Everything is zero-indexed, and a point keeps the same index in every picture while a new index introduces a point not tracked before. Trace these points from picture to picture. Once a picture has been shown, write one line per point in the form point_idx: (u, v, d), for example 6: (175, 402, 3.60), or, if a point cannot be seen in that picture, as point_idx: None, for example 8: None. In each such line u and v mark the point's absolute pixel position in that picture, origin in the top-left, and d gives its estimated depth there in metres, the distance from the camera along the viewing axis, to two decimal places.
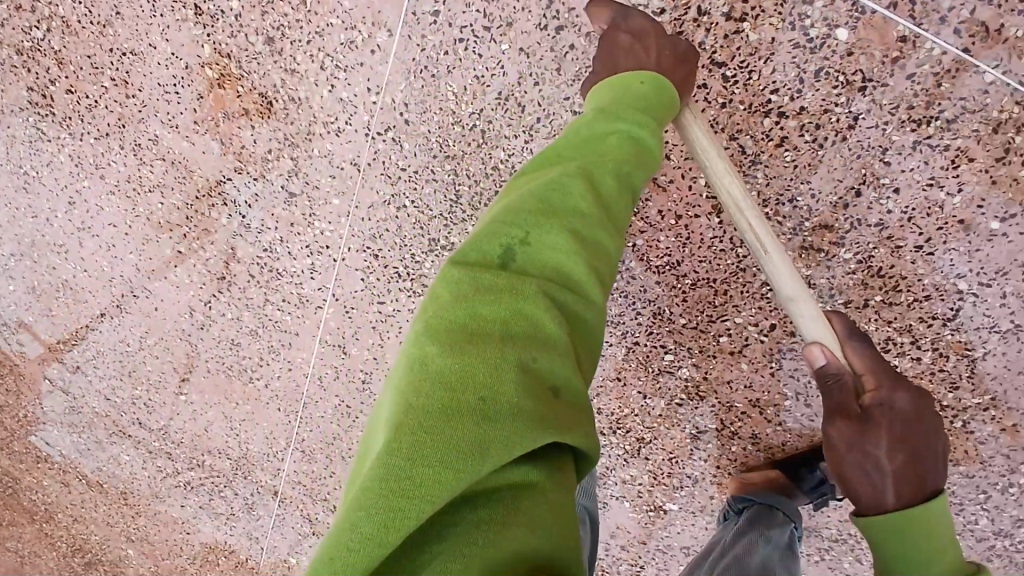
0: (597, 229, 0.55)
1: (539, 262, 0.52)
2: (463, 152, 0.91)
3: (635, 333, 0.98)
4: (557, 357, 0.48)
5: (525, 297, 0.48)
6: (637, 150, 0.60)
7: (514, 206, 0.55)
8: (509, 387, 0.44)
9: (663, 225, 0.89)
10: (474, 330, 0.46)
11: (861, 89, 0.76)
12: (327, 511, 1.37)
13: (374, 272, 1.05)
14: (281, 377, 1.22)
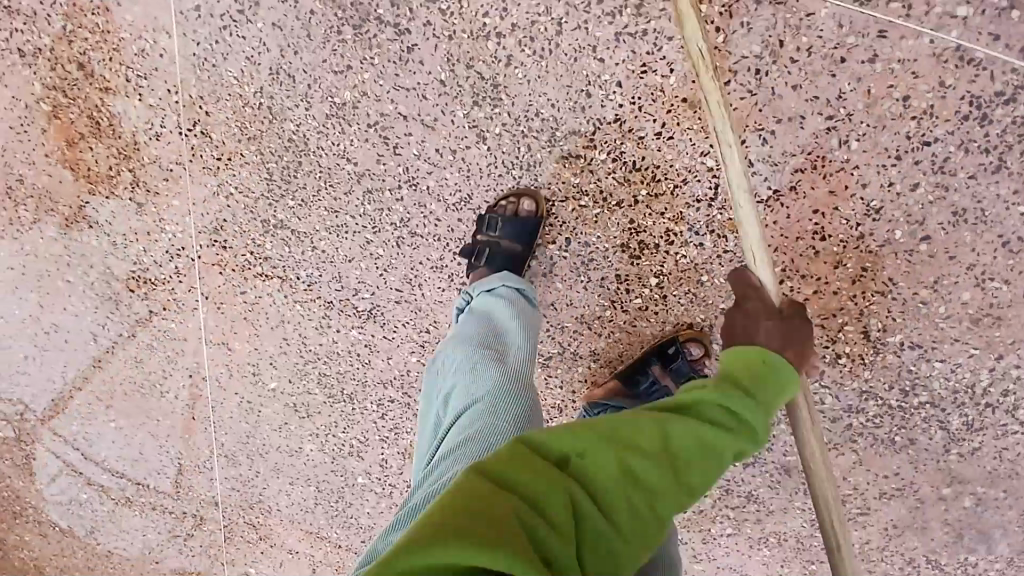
0: (727, 453, 0.52)
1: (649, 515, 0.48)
2: (259, 131, 0.99)
3: (459, 274, 1.02)
4: (707, 476, 0.51)
5: (597, 485, 0.47)
6: (762, 368, 0.61)
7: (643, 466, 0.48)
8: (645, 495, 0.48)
9: (443, 163, 0.95)
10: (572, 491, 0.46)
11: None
12: (266, 512, 1.42)
13: (227, 263, 1.12)
14: (186, 385, 1.29)
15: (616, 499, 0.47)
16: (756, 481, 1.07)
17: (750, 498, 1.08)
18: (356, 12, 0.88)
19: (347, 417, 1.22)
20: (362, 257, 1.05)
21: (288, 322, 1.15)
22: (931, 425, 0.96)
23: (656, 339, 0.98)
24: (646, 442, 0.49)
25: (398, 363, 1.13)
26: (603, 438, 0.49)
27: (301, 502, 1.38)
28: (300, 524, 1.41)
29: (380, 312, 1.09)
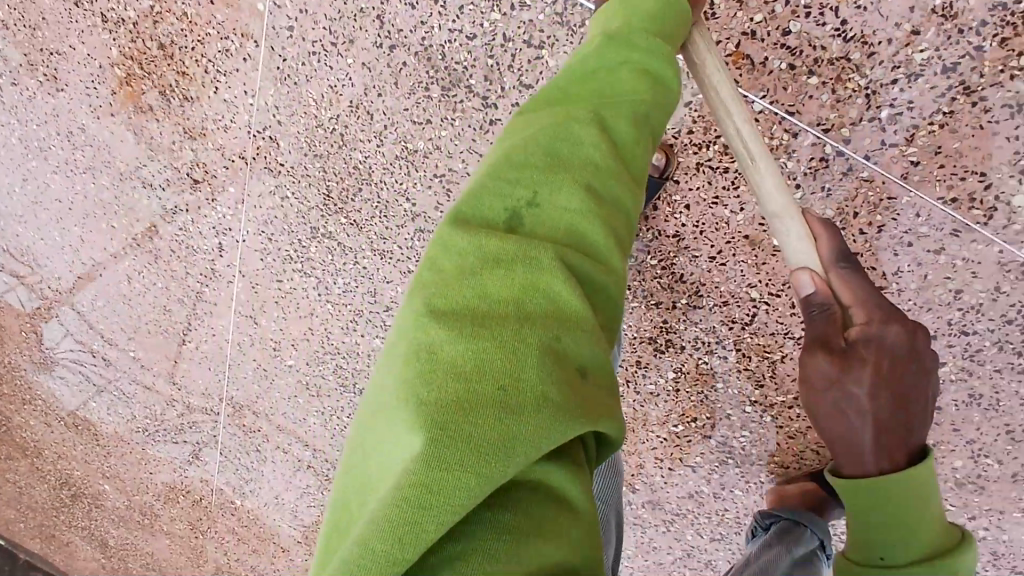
0: (632, 206, 0.54)
1: (551, 225, 0.50)
2: (326, 152, 1.02)
3: None
4: (564, 198, 0.51)
5: (601, 266, 0.50)
6: (650, 15, 0.60)
7: (495, 184, 0.52)
8: (572, 220, 0.50)
9: None
10: (481, 283, 0.45)
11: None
12: (258, 462, 1.51)
13: (271, 253, 1.17)
14: (209, 343, 1.35)
15: (593, 231, 0.50)
16: (718, 557, 1.14)
17: (709, 569, 1.16)
18: (445, 74, 0.90)
19: (354, 407, 1.29)
20: (399, 282, 1.09)
21: (317, 316, 1.20)
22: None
23: (660, 422, 1.05)
24: (604, 155, 0.53)
25: None
26: (517, 184, 0.51)
27: (294, 463, 1.46)
28: (289, 480, 1.50)
29: None
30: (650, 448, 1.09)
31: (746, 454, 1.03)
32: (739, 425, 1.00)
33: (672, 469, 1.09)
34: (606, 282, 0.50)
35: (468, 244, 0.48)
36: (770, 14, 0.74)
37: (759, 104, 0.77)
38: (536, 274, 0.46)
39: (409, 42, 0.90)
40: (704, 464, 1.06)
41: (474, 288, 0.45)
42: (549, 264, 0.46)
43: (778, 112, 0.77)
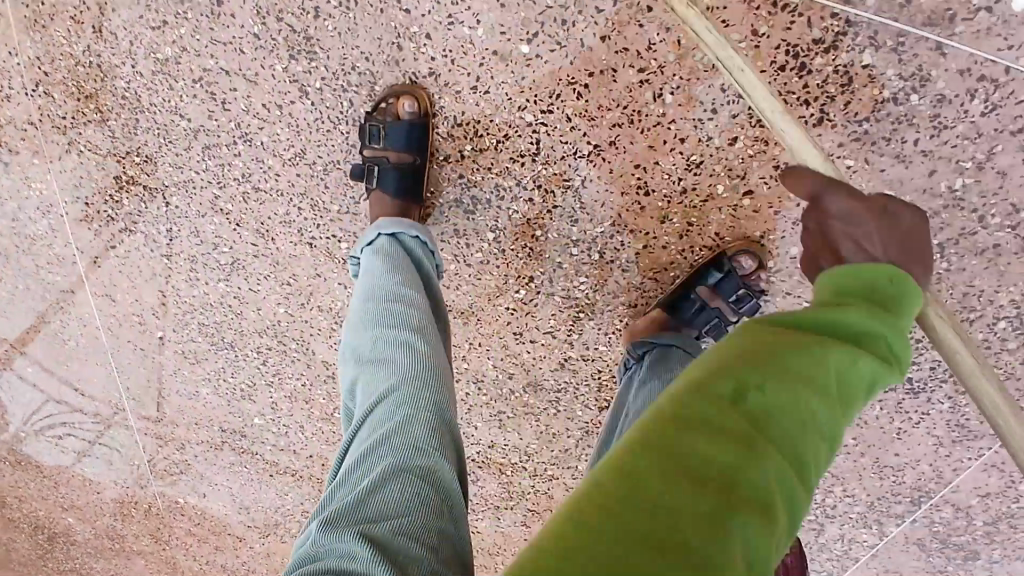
0: (834, 424, 0.41)
1: (778, 426, 0.38)
2: (94, 89, 0.97)
3: (307, 229, 1.01)
4: (788, 392, 0.39)
5: (797, 462, 0.38)
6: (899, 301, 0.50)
7: (705, 374, 0.41)
8: (771, 440, 0.37)
9: (271, 119, 0.92)
10: (679, 450, 0.36)
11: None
12: (180, 451, 1.48)
13: (93, 219, 1.13)
14: (85, 336, 1.32)
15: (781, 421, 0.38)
16: None
17: None
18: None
19: (233, 364, 1.25)
20: (212, 213, 1.04)
21: (160, 274, 1.16)
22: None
23: (502, 292, 0.99)
24: (826, 375, 0.40)
25: (268, 314, 1.15)
26: (805, 435, 0.39)
27: (210, 441, 1.43)
28: (214, 461, 1.47)
29: (242, 265, 1.09)
30: (505, 325, 1.03)
31: (595, 303, 0.97)
32: (576, 273, 0.94)
33: (535, 342, 1.03)
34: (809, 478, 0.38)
35: (711, 390, 0.39)
36: None
37: None
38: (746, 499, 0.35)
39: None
40: (560, 325, 1.00)
41: (681, 445, 0.36)
42: (765, 477, 0.36)
43: None
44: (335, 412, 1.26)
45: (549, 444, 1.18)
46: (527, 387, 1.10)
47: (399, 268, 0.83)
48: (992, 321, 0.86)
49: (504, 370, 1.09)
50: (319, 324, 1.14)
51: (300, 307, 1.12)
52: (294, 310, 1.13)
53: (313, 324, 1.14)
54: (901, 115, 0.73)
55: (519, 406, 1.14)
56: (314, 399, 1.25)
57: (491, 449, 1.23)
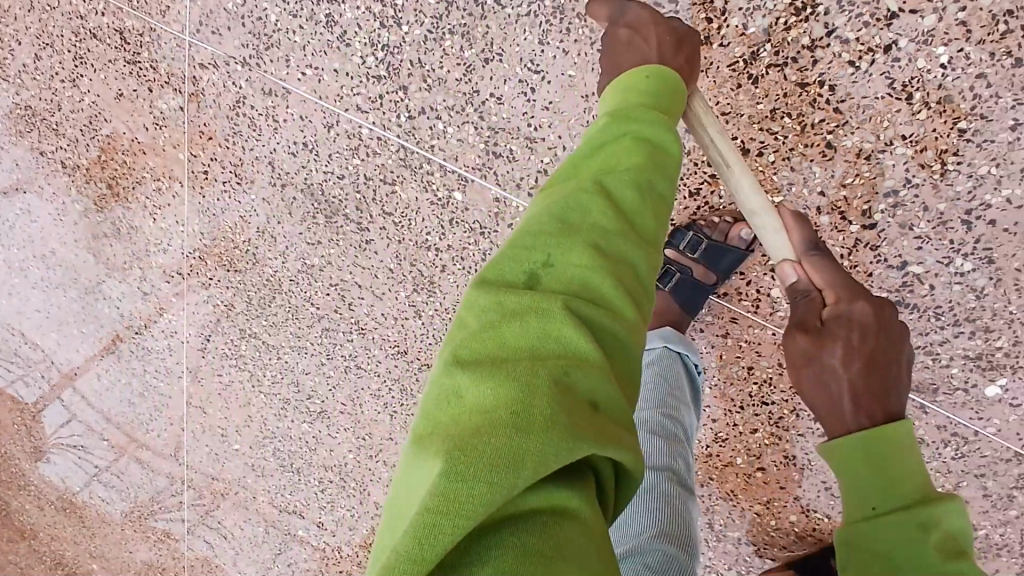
0: (572, 340, 0.43)
1: (536, 332, 0.43)
2: (245, 267, 1.21)
3: (392, 404, 1.23)
4: (530, 328, 0.44)
5: (507, 357, 0.42)
6: (656, 85, 0.63)
7: (550, 326, 0.44)
8: (558, 371, 0.41)
9: (388, 324, 1.15)
10: (502, 336, 0.43)
11: (483, 234, 1.00)
12: (220, 542, 1.65)
13: (209, 350, 1.36)
14: (173, 430, 1.55)
15: (551, 306, 0.44)
16: None
17: None
18: (326, 205, 1.08)
19: (297, 483, 1.46)
20: (316, 372, 1.27)
21: (252, 404, 1.39)
22: None
23: None
24: (603, 221, 0.51)
25: (337, 454, 1.36)
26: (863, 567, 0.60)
27: (252, 538, 1.60)
28: (249, 557, 1.63)
29: (327, 415, 1.31)
30: None
31: None
32: None
33: None
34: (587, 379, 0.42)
35: (549, 325, 0.44)
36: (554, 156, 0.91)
37: None
38: (557, 395, 0.40)
39: (296, 181, 1.09)
40: None
41: (516, 335, 0.43)
42: (535, 355, 0.42)
43: None
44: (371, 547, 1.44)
45: None
46: None
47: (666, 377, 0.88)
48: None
49: None
50: (378, 474, 1.34)
51: (366, 459, 1.33)
52: (361, 459, 1.34)
53: (372, 472, 1.34)
54: None
55: None
56: (358, 528, 1.44)
57: None
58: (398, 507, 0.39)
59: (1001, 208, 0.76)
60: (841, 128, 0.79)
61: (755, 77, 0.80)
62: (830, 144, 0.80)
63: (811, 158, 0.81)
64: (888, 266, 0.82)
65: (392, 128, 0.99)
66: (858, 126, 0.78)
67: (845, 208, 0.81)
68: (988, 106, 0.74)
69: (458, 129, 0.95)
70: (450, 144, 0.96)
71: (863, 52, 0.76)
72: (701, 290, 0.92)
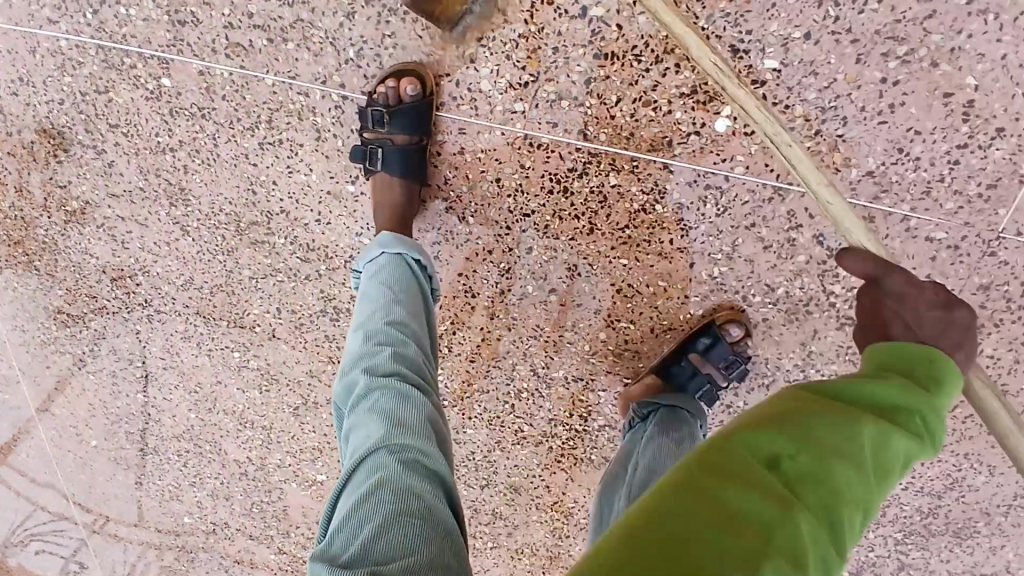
0: (809, 515, 0.40)
1: (738, 460, 0.43)
2: (17, 236, 1.15)
3: (205, 341, 1.16)
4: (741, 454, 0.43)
5: (766, 490, 0.41)
6: (923, 355, 0.58)
7: (761, 452, 0.44)
8: (783, 514, 0.40)
9: (166, 253, 1.09)
10: (717, 467, 0.43)
11: (204, 116, 0.95)
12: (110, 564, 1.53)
13: (28, 344, 1.28)
14: (30, 450, 1.44)
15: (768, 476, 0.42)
16: (494, 500, 1.22)
17: (495, 516, 1.24)
18: (59, 138, 1.03)
19: (161, 465, 1.38)
20: (127, 332, 1.20)
21: (85, 392, 1.32)
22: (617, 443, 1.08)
23: None
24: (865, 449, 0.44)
25: (182, 417, 1.29)
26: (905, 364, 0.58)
27: (140, 546, 1.50)
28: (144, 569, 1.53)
29: (155, 377, 1.25)
30: None
31: None
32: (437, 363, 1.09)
33: None
34: (829, 511, 0.42)
35: (743, 467, 0.43)
36: (231, 6, 0.87)
37: (269, 78, 0.89)
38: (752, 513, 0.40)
39: (23, 121, 1.03)
40: None
41: (759, 470, 0.42)
42: (761, 493, 0.41)
43: (283, 81, 0.89)
44: (252, 509, 1.38)
45: None
46: None
47: (402, 286, 0.83)
48: (787, 384, 0.97)
49: None
50: (225, 425, 1.27)
51: (209, 412, 1.26)
52: (204, 416, 1.27)
53: (222, 426, 1.28)
54: (653, 220, 0.88)
55: None
56: (233, 495, 1.38)
57: None
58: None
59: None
60: None
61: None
62: None
63: None
64: (571, 17, 0.78)
65: (85, 31, 0.94)
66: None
67: None
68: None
69: (139, 9, 0.91)
70: (139, 29, 0.92)
71: None
72: (408, 155, 0.86)
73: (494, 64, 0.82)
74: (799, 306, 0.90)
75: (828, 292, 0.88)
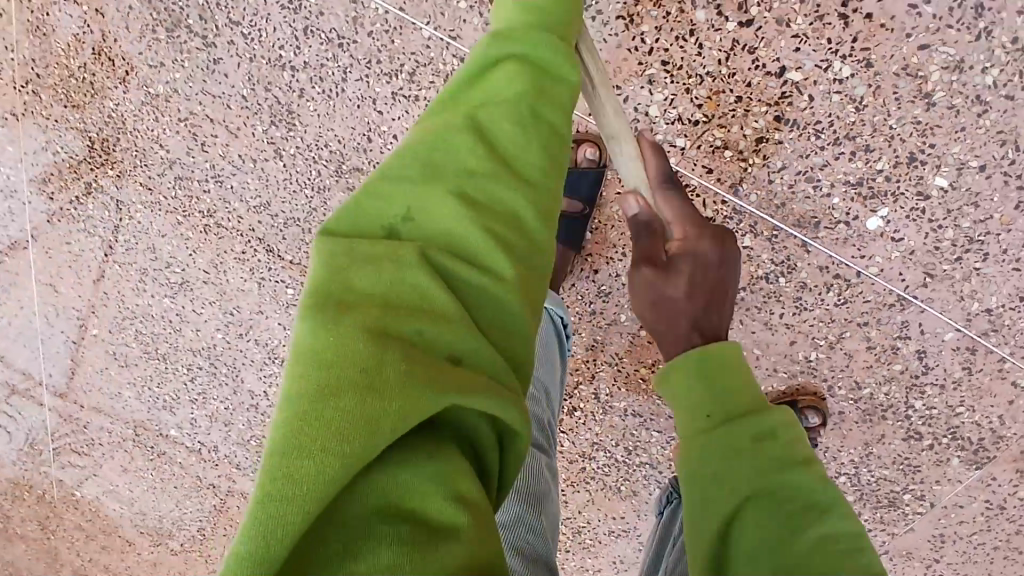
0: (407, 356, 0.42)
1: (350, 324, 0.42)
2: (84, 102, 1.06)
3: (259, 267, 1.10)
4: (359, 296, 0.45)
5: (374, 369, 0.40)
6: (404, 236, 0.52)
7: (309, 298, 0.44)
8: (384, 369, 0.40)
9: (248, 168, 1.02)
10: (351, 335, 0.41)
11: (339, 46, 0.89)
12: (72, 456, 1.45)
13: (56, 213, 1.18)
14: (13, 321, 1.31)
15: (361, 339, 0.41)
16: None
17: None
18: (167, 16, 0.95)
19: (160, 375, 1.28)
20: (171, 233, 1.13)
21: (104, 279, 1.21)
22: (651, 484, 1.06)
23: None
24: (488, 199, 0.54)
25: (204, 334, 1.20)
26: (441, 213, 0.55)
27: (109, 448, 1.41)
28: (107, 470, 1.45)
29: (189, 286, 1.16)
30: None
31: None
32: None
33: None
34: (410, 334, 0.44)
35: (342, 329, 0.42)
36: None
37: (427, 31, 0.85)
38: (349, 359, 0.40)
39: None
40: None
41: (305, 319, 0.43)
42: (358, 353, 0.41)
43: (443, 38, 0.85)
44: (252, 441, 1.29)
45: None
46: None
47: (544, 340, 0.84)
48: (834, 473, 0.98)
49: None
50: (252, 354, 1.19)
51: (238, 336, 1.18)
52: (233, 337, 1.18)
53: (248, 353, 1.19)
54: (770, 291, 0.86)
55: None
56: (234, 422, 1.28)
57: None
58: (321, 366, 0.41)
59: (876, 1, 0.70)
60: None
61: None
62: None
63: None
64: (767, 74, 0.75)
65: None
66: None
67: (721, 4, 0.74)
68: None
69: None
70: None
71: None
72: (572, 227, 0.87)
73: (670, 93, 0.79)
74: (877, 404, 0.90)
75: (908, 402, 0.89)
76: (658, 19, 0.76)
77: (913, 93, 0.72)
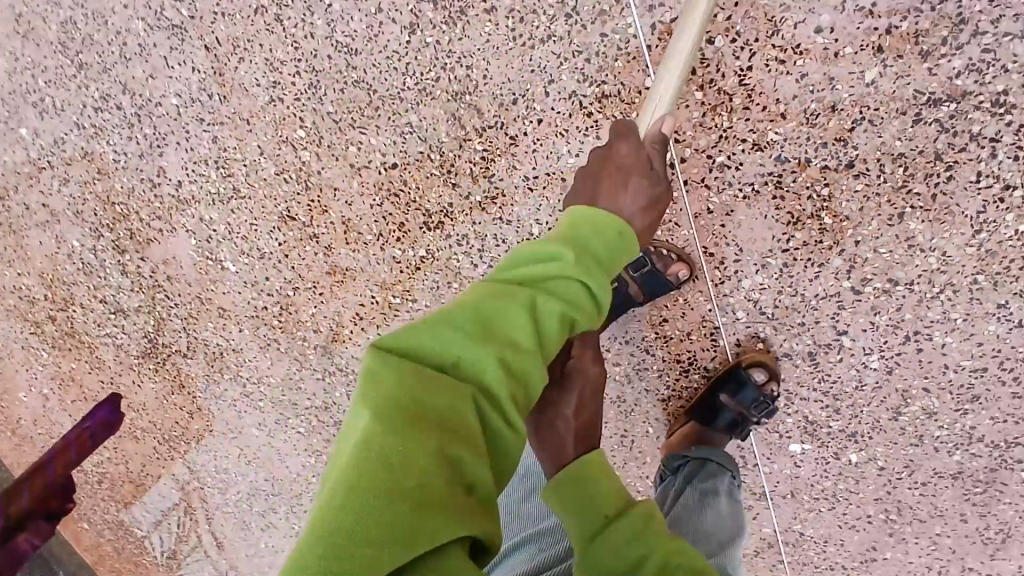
0: (465, 452, 0.46)
1: (430, 404, 0.46)
2: None
3: (289, 88, 0.95)
4: (443, 396, 0.47)
5: (444, 431, 0.45)
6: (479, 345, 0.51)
7: (390, 375, 0.47)
8: (440, 444, 0.44)
9: (365, 7, 0.89)
10: (413, 400, 0.46)
11: (566, 14, 0.82)
12: None
13: None
14: None
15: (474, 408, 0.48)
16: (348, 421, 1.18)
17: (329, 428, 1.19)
18: None
19: (61, 73, 1.03)
20: None
21: None
22: None
23: (389, 281, 1.04)
24: (525, 340, 0.52)
25: (159, 85, 1.00)
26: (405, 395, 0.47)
27: None
28: None
29: (186, 35, 0.96)
30: (356, 299, 1.07)
31: None
32: None
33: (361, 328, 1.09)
34: (465, 424, 0.47)
35: (435, 395, 0.47)
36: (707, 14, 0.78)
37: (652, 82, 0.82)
38: (420, 416, 0.45)
39: None
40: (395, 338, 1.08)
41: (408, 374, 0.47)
42: (411, 402, 0.46)
43: None
44: (119, 205, 1.10)
45: (273, 389, 1.19)
46: (318, 347, 1.13)
47: None
48: None
49: (316, 321, 1.11)
50: (199, 143, 1.03)
51: (200, 117, 1.01)
52: (191, 113, 1.01)
53: (195, 137, 1.02)
54: None
55: (285, 345, 1.15)
56: (113, 177, 1.08)
57: (225, 350, 1.18)
58: (405, 445, 0.43)
59: (934, 347, 0.88)
60: (922, 212, 0.82)
61: (919, 113, 0.77)
62: (903, 214, 0.82)
63: (881, 211, 0.83)
64: (834, 326, 0.91)
65: None
66: (933, 218, 0.82)
67: (855, 265, 0.87)
68: (1010, 282, 0.83)
69: None
70: None
71: (994, 175, 0.78)
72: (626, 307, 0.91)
73: (769, 285, 0.90)
74: None
75: None
76: (810, 236, 0.86)
77: (894, 403, 0.94)
